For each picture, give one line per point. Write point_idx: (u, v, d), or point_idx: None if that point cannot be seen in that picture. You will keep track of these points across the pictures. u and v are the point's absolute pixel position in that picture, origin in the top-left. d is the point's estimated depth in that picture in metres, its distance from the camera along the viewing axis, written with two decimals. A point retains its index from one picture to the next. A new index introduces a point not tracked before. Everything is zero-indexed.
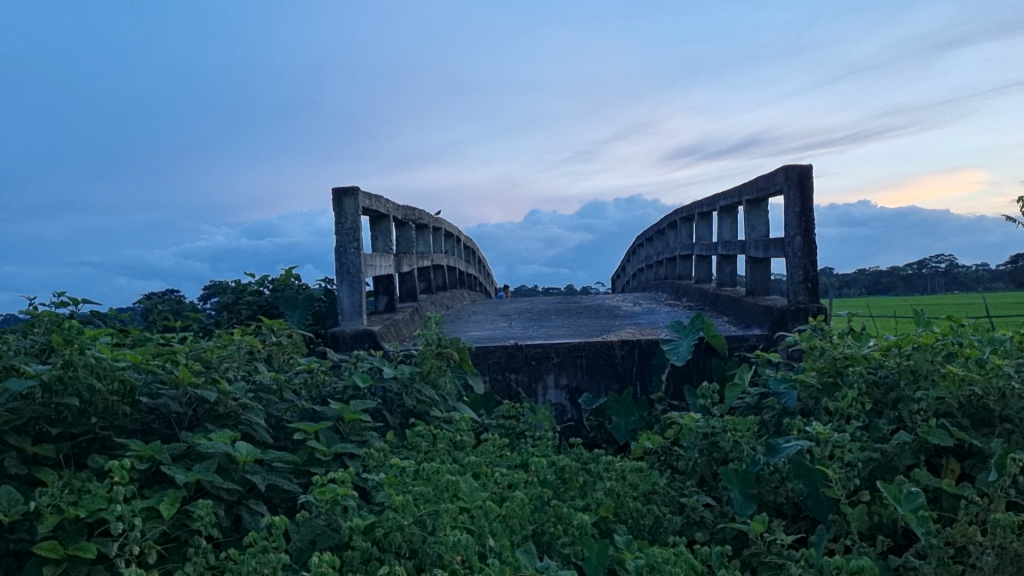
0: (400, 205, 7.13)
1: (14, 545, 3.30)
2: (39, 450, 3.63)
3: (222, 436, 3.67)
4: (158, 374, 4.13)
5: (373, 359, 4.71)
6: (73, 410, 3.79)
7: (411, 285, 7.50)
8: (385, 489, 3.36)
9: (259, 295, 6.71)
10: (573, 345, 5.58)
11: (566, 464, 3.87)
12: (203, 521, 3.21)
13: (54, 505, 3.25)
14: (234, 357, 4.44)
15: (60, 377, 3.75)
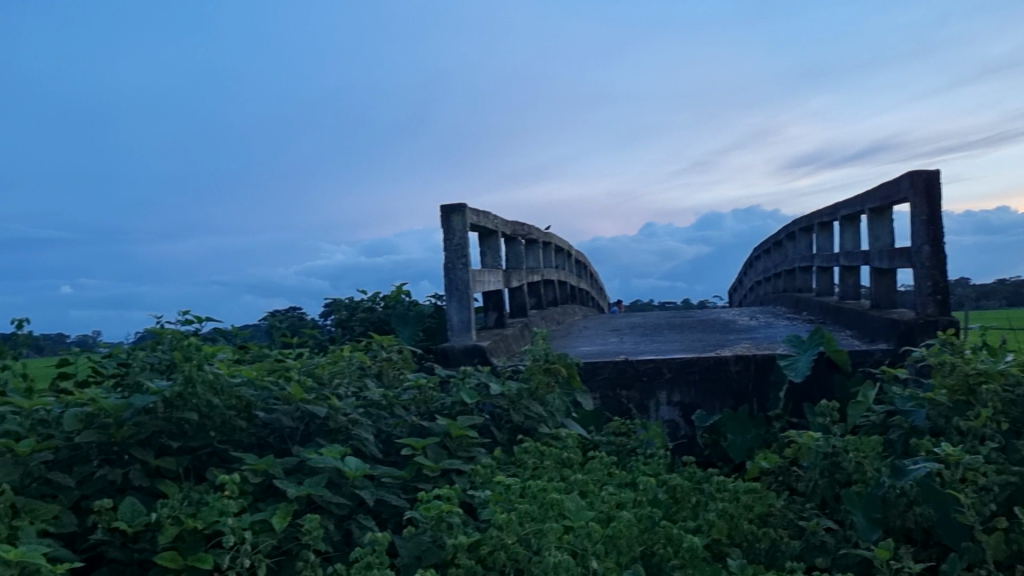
0: (509, 221, 7.14)
1: (138, 554, 3.42)
2: (162, 463, 3.79)
3: (332, 450, 3.73)
4: (273, 390, 4.24)
5: (481, 375, 4.69)
6: (193, 424, 3.92)
7: (521, 301, 7.50)
8: (491, 506, 3.32)
9: (372, 311, 6.84)
10: (686, 360, 5.44)
11: (677, 483, 3.73)
12: (312, 536, 3.26)
13: (174, 516, 3.37)
14: (345, 372, 4.53)
15: (180, 393, 3.88)
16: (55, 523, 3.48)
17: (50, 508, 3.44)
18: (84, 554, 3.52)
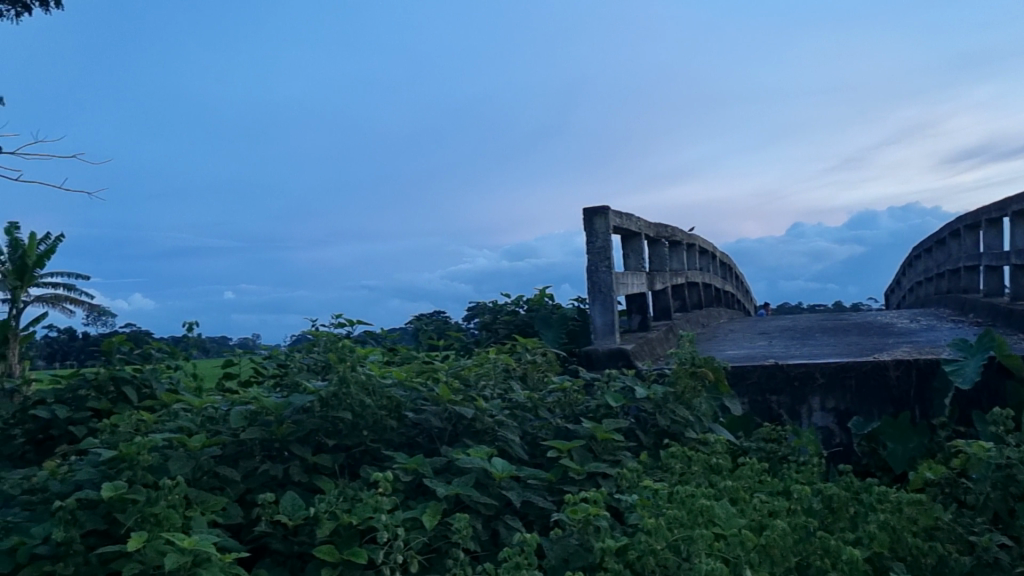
0: (652, 223, 7.06)
1: (298, 547, 3.56)
2: (319, 460, 3.95)
3: (479, 451, 3.79)
4: (421, 391, 4.36)
5: (626, 378, 4.64)
6: (347, 423, 4.07)
7: (665, 303, 7.39)
8: (638, 510, 3.29)
9: (515, 314, 6.92)
10: (841, 365, 5.21)
11: (834, 492, 3.57)
12: (462, 535, 3.32)
13: (330, 512, 3.51)
14: (491, 375, 4.59)
15: (335, 393, 4.05)
16: (224, 515, 3.69)
17: (218, 500, 3.64)
18: (249, 545, 3.71)
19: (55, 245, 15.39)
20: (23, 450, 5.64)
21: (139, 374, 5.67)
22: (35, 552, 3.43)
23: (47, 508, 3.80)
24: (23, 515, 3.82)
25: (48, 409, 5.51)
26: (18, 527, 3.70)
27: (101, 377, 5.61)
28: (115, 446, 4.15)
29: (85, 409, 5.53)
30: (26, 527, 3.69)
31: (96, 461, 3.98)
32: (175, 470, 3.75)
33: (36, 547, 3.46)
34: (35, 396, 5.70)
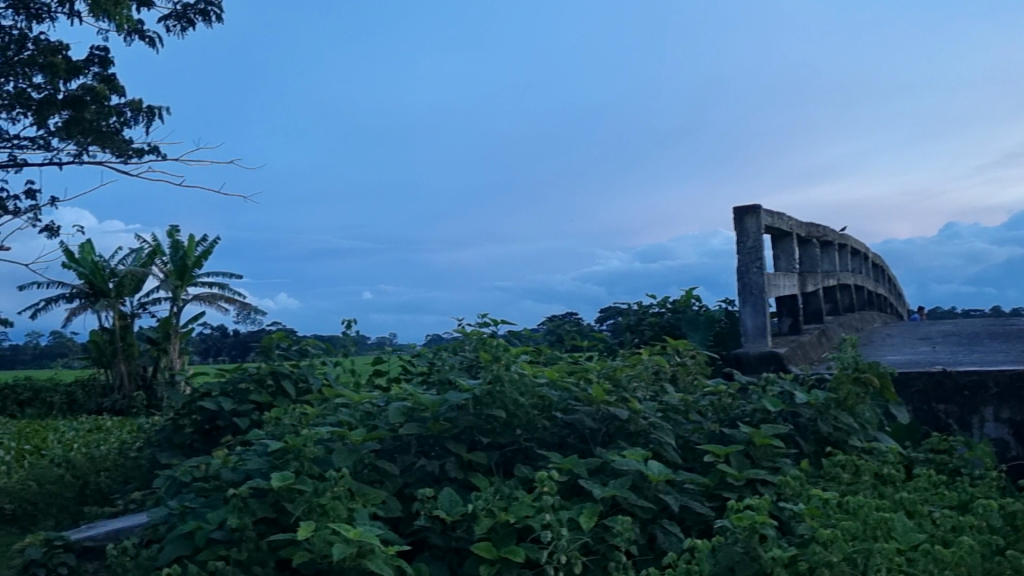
0: (804, 222, 6.81)
1: (455, 542, 3.61)
2: (474, 457, 3.99)
3: (635, 454, 3.73)
4: (573, 392, 4.34)
5: (784, 382, 4.48)
6: (501, 421, 4.10)
7: (817, 306, 7.12)
8: (806, 521, 3.17)
9: (660, 317, 6.81)
10: (1018, 373, 4.86)
11: (1019, 509, 3.33)
12: (622, 537, 3.29)
13: (488, 509, 3.53)
14: (643, 376, 4.52)
15: (490, 391, 4.08)
16: (384, 508, 3.78)
17: (378, 493, 3.72)
18: (408, 538, 3.80)
19: (211, 247, 16.28)
20: (191, 439, 5.99)
21: (297, 369, 5.92)
22: (211, 537, 3.61)
23: (220, 495, 4.01)
24: (199, 501, 4.03)
25: (215, 401, 5.86)
26: (195, 511, 3.90)
27: (262, 371, 5.93)
28: (281, 438, 4.33)
29: (248, 402, 5.86)
30: (201, 512, 3.89)
31: (264, 452, 4.17)
32: (338, 462, 3.87)
33: (212, 532, 3.64)
34: (203, 388, 6.04)
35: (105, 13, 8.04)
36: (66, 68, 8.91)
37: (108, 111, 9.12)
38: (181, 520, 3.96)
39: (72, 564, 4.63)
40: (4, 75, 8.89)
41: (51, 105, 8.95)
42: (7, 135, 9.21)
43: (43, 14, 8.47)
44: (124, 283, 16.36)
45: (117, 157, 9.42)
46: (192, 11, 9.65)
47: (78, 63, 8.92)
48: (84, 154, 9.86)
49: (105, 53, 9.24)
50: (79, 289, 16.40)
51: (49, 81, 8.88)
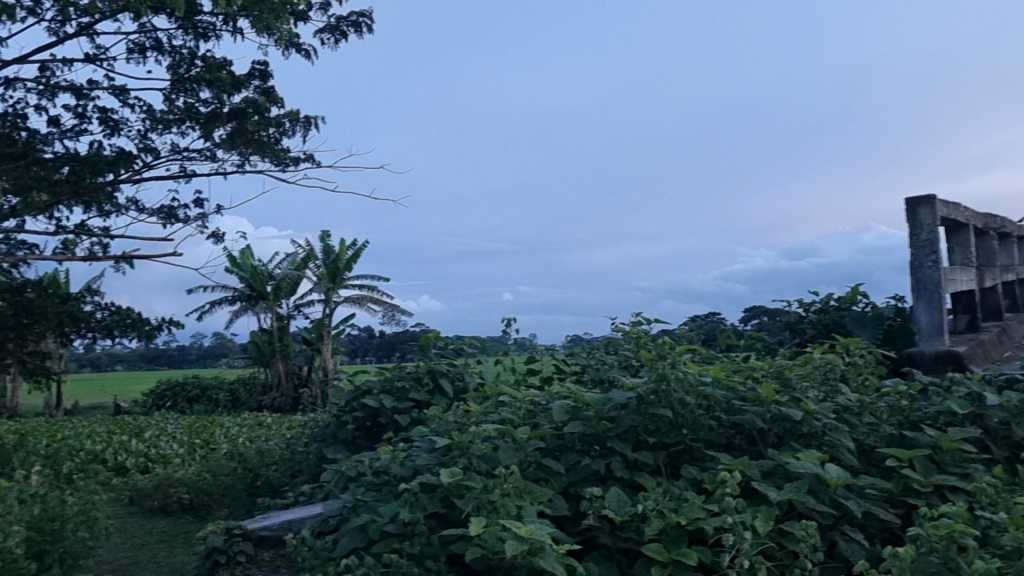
0: (981, 213, 6.38)
1: (624, 543, 3.57)
2: (640, 457, 3.93)
3: (811, 456, 3.56)
4: (740, 391, 4.19)
5: (970, 383, 4.20)
6: (666, 421, 4.01)
7: (996, 301, 6.67)
8: (1008, 531, 2.96)
9: (823, 314, 6.53)
10: None
11: None
12: (804, 543, 3.16)
13: (658, 510, 3.45)
14: (814, 376, 4.33)
15: (654, 390, 3.96)
16: (551, 506, 3.77)
17: (545, 492, 3.71)
18: (576, 537, 3.78)
19: (361, 250, 16.83)
20: (354, 435, 6.15)
21: (454, 368, 6.04)
22: (385, 530, 3.72)
23: (390, 490, 4.10)
24: (369, 494, 4.14)
25: (376, 399, 6.02)
26: (367, 505, 4.01)
27: (420, 370, 6.06)
28: (445, 436, 4.39)
29: (407, 399, 6.00)
30: (373, 506, 4.00)
31: (430, 448, 4.24)
32: (505, 459, 3.89)
33: (385, 525, 3.73)
34: (364, 386, 6.22)
35: (267, 29, 8.40)
36: (230, 82, 9.38)
37: (268, 122, 9.54)
38: (354, 513, 4.06)
39: (250, 552, 4.86)
40: (175, 90, 9.42)
41: (217, 119, 9.44)
42: (178, 148, 9.76)
43: (210, 32, 8.92)
44: (282, 286, 17.20)
45: (276, 165, 9.83)
46: (345, 23, 9.97)
47: (241, 77, 9.36)
48: (246, 164, 10.35)
49: (265, 67, 9.66)
50: (240, 291, 17.26)
51: (215, 95, 9.37)
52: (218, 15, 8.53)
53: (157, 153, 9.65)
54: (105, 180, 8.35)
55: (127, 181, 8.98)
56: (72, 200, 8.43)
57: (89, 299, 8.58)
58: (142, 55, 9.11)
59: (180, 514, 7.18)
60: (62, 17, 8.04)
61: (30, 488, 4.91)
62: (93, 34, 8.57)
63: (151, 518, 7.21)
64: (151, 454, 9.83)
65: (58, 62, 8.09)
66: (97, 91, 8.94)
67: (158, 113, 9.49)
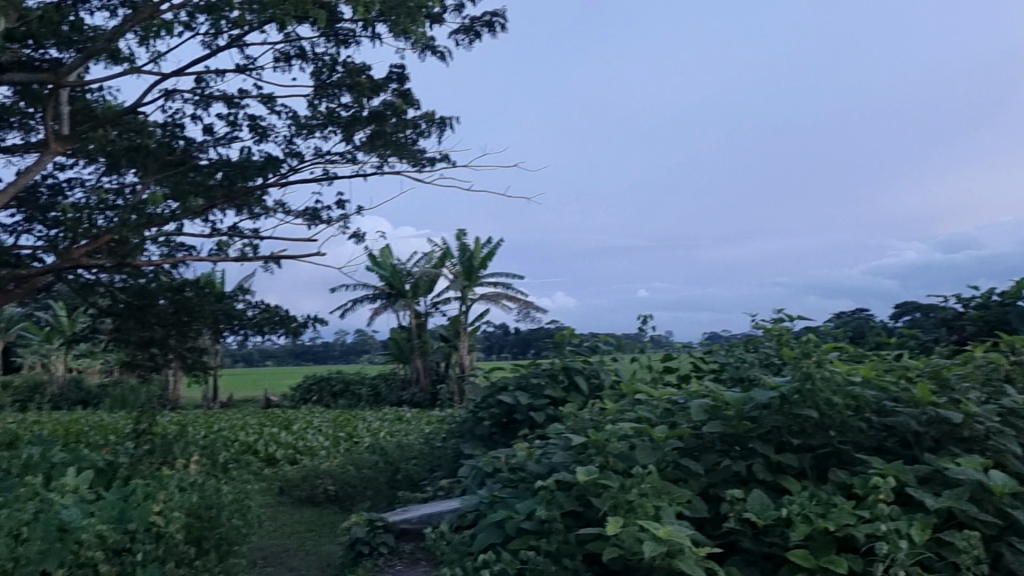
0: None
1: (768, 548, 3.44)
2: (784, 459, 3.79)
3: (973, 461, 3.31)
4: (893, 392, 3.97)
5: None
6: (812, 422, 3.84)
7: None
8: None
9: (983, 310, 6.12)
10: None
11: None
12: None
13: (804, 515, 3.31)
14: (975, 376, 4.05)
15: (799, 389, 3.79)
16: (690, 508, 3.68)
17: (683, 492, 3.63)
18: (718, 540, 3.68)
19: (496, 248, 17.01)
20: (491, 431, 6.20)
21: (589, 366, 6.04)
22: (522, 527, 3.74)
23: (526, 487, 4.11)
24: (506, 491, 4.16)
25: (512, 396, 6.06)
26: (504, 501, 4.04)
27: (556, 367, 6.08)
28: (581, 434, 4.36)
29: (543, 396, 6.01)
30: (510, 502, 4.02)
31: (566, 445, 4.23)
32: (642, 459, 3.82)
33: (522, 522, 3.75)
34: (500, 383, 6.27)
35: (403, 32, 8.59)
36: (369, 86, 9.65)
37: (405, 124, 9.76)
38: (491, 508, 4.09)
39: (392, 544, 4.99)
40: (318, 96, 9.77)
41: (357, 122, 9.73)
42: (321, 152, 10.13)
43: (349, 39, 9.21)
44: (419, 284, 17.60)
45: (413, 166, 10.06)
46: (479, 24, 10.09)
47: (379, 81, 9.62)
48: (385, 165, 10.63)
49: (402, 70, 9.88)
50: (380, 289, 17.78)
51: (355, 100, 9.67)
52: (357, 21, 8.79)
53: (302, 157, 10.04)
54: (255, 184, 8.73)
55: (275, 185, 9.37)
56: (225, 204, 8.84)
57: (242, 298, 9.01)
58: (287, 63, 9.50)
59: (326, 504, 7.45)
60: (214, 30, 8.48)
61: (189, 477, 5.20)
62: (243, 45, 8.99)
63: (300, 507, 7.52)
64: (299, 445, 10.26)
65: (211, 73, 8.54)
66: (247, 99, 9.38)
67: (303, 118, 9.87)
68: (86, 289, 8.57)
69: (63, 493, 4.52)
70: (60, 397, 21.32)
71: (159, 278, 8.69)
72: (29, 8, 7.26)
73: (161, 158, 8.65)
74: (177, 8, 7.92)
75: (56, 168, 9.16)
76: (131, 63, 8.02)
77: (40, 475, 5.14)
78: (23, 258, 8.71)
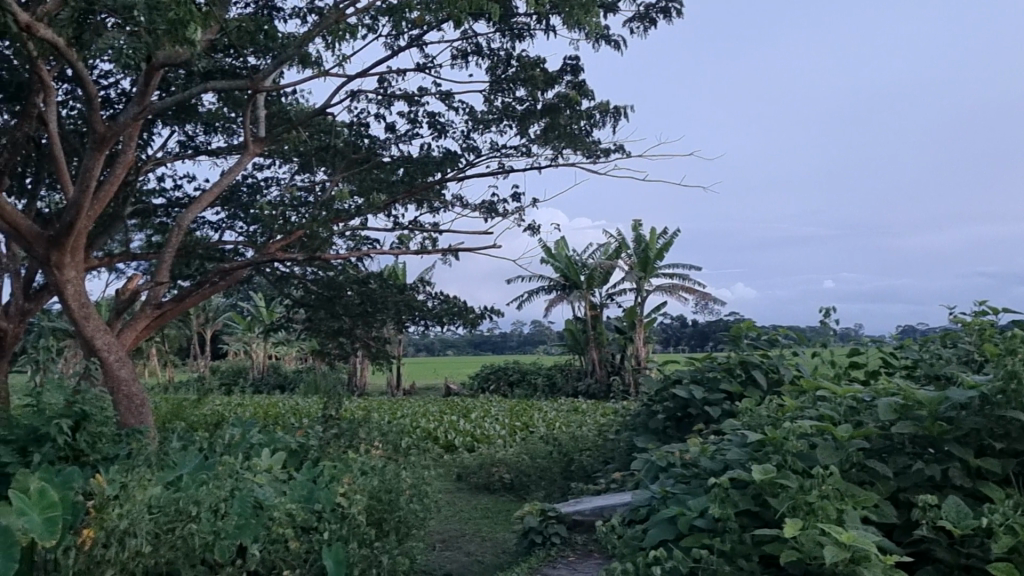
0: None
1: (966, 559, 3.18)
2: (984, 464, 3.51)
3: None
4: None
5: None
6: (1017, 425, 3.54)
7: None
8: None
9: None
10: None
11: None
12: None
13: (1007, 525, 3.04)
14: None
15: (1002, 389, 3.52)
16: (877, 513, 3.48)
17: (869, 496, 3.43)
18: (908, 548, 3.45)
19: (672, 238, 16.73)
20: (664, 425, 6.08)
21: (768, 359, 5.86)
22: (694, 524, 3.65)
23: (700, 484, 4.00)
24: (679, 487, 4.07)
25: (687, 389, 5.92)
26: (677, 497, 3.95)
27: (732, 361, 5.93)
28: (759, 430, 4.20)
29: (719, 390, 5.86)
30: (682, 498, 3.92)
31: (742, 441, 4.09)
32: (823, 458, 3.63)
33: (695, 519, 3.65)
34: (674, 376, 6.15)
35: (577, 24, 8.57)
36: (544, 79, 9.72)
37: (580, 116, 9.75)
38: (663, 504, 4.02)
39: (564, 535, 5.01)
40: (493, 91, 9.94)
41: (532, 115, 9.82)
42: (497, 146, 10.30)
43: (524, 33, 9.30)
44: (595, 275, 17.58)
45: (587, 158, 10.04)
46: (654, 10, 9.92)
47: (553, 73, 9.66)
48: (559, 157, 10.68)
49: (577, 62, 9.87)
50: (556, 280, 17.91)
51: (529, 93, 9.77)
52: (532, 14, 8.86)
53: (479, 151, 10.25)
54: (434, 179, 8.98)
55: (453, 179, 9.61)
56: (407, 199, 9.17)
57: (422, 290, 9.32)
58: (464, 60, 9.71)
59: (501, 492, 7.60)
60: (396, 31, 8.81)
61: (371, 461, 5.42)
62: (423, 44, 9.28)
63: (476, 493, 7.70)
64: (477, 433, 10.51)
65: (393, 72, 8.86)
66: (426, 96, 9.67)
67: (480, 113, 10.07)
68: (281, 281, 9.19)
69: (258, 471, 4.82)
70: (260, 381, 22.87)
71: (346, 270, 9.15)
72: (229, 20, 7.79)
73: (348, 156, 9.11)
74: (361, 12, 8.28)
75: (254, 168, 9.80)
76: (319, 66, 8.46)
77: (239, 453, 5.55)
78: (226, 253, 9.40)
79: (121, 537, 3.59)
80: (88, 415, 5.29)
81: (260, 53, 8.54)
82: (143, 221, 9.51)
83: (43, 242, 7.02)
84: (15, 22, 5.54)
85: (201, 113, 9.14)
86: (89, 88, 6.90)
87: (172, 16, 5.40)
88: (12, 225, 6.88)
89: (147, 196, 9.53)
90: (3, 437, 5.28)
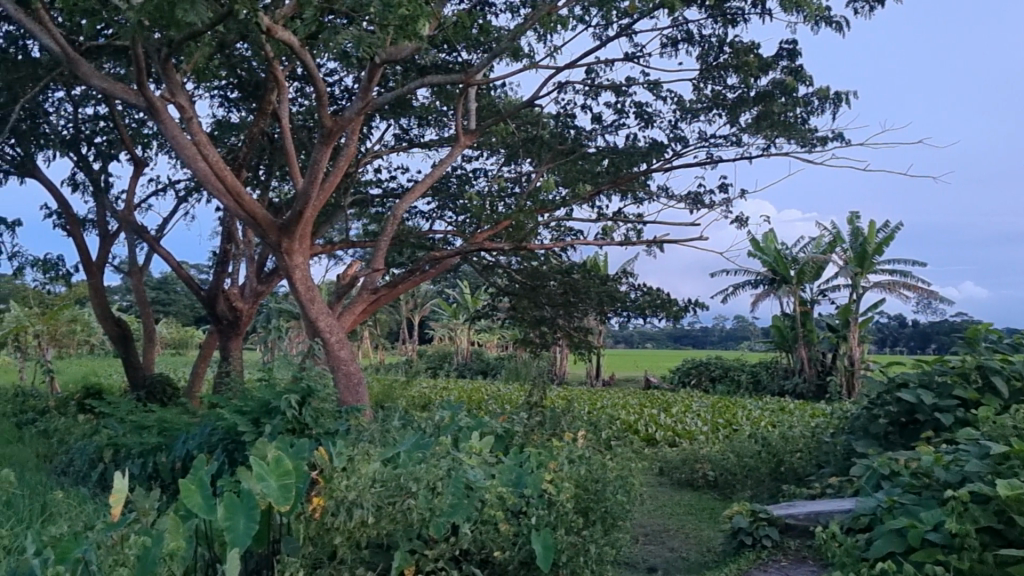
0: None
1: None
2: None
3: None
4: None
5: None
6: None
7: None
8: None
9: None
10: None
11: None
12: None
13: None
14: None
15: None
16: None
17: None
18: None
19: (893, 232, 15.68)
20: (887, 430, 5.70)
21: (1010, 366, 5.37)
22: (926, 538, 3.39)
23: (933, 496, 3.72)
24: (908, 497, 3.80)
25: (913, 393, 5.52)
26: (906, 508, 3.69)
27: (967, 364, 5.47)
28: (1002, 442, 3.84)
29: (951, 397, 5.43)
30: (913, 510, 3.65)
31: (982, 453, 3.77)
32: None
33: (928, 532, 3.39)
34: (900, 378, 5.74)
35: (796, 6, 8.19)
36: (758, 65, 9.34)
37: (796, 103, 9.31)
38: (890, 514, 3.77)
39: (775, 538, 4.82)
40: (703, 79, 9.69)
41: (744, 103, 9.49)
42: (706, 135, 10.05)
43: (738, 17, 8.99)
44: (805, 270, 16.78)
45: (802, 147, 9.61)
46: None
47: (769, 58, 9.26)
48: (772, 146, 10.27)
49: (794, 46, 9.44)
50: (763, 274, 17.28)
51: (742, 80, 9.44)
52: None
53: (686, 141, 10.05)
54: (639, 170, 8.91)
55: (659, 170, 9.47)
56: (611, 190, 9.17)
57: (625, 281, 9.24)
58: (674, 47, 9.53)
59: (705, 489, 7.46)
60: (605, 21, 8.78)
61: (577, 450, 5.45)
62: (632, 33, 9.20)
63: (679, 489, 7.59)
64: (678, 428, 10.33)
65: (601, 62, 8.84)
66: (634, 86, 9.57)
67: (688, 102, 9.85)
68: (487, 269, 9.43)
69: (470, 454, 4.96)
70: (464, 367, 23.60)
71: (550, 260, 9.25)
72: (446, 15, 8.04)
73: (554, 147, 9.19)
74: (573, 3, 8.31)
75: (464, 160, 10.12)
76: (530, 58, 8.57)
77: (450, 435, 5.73)
78: (436, 242, 9.77)
79: (349, 507, 3.87)
80: (313, 391, 5.66)
81: (472, 48, 8.76)
82: (362, 210, 10.06)
83: (276, 230, 7.57)
84: (260, 25, 5.94)
85: (416, 107, 9.52)
86: (319, 86, 7.33)
87: (402, 12, 5.63)
88: (250, 214, 7.47)
89: (366, 187, 10.06)
90: (239, 408, 5.76)
